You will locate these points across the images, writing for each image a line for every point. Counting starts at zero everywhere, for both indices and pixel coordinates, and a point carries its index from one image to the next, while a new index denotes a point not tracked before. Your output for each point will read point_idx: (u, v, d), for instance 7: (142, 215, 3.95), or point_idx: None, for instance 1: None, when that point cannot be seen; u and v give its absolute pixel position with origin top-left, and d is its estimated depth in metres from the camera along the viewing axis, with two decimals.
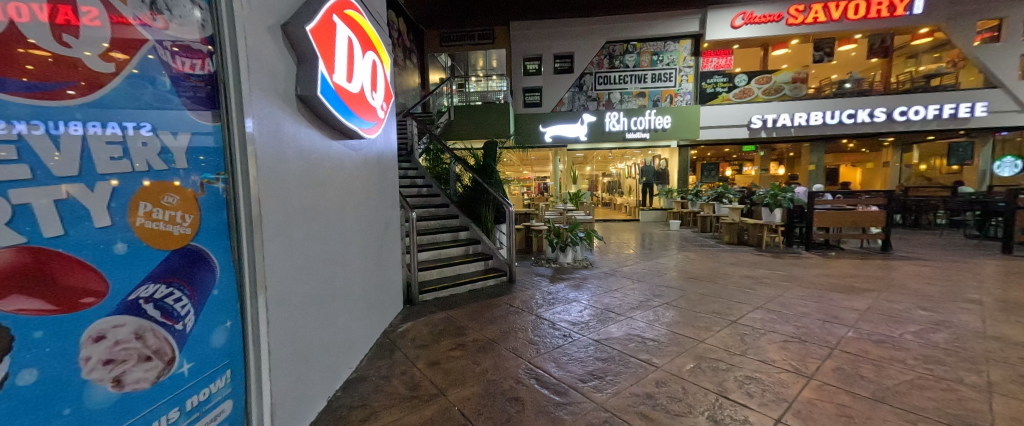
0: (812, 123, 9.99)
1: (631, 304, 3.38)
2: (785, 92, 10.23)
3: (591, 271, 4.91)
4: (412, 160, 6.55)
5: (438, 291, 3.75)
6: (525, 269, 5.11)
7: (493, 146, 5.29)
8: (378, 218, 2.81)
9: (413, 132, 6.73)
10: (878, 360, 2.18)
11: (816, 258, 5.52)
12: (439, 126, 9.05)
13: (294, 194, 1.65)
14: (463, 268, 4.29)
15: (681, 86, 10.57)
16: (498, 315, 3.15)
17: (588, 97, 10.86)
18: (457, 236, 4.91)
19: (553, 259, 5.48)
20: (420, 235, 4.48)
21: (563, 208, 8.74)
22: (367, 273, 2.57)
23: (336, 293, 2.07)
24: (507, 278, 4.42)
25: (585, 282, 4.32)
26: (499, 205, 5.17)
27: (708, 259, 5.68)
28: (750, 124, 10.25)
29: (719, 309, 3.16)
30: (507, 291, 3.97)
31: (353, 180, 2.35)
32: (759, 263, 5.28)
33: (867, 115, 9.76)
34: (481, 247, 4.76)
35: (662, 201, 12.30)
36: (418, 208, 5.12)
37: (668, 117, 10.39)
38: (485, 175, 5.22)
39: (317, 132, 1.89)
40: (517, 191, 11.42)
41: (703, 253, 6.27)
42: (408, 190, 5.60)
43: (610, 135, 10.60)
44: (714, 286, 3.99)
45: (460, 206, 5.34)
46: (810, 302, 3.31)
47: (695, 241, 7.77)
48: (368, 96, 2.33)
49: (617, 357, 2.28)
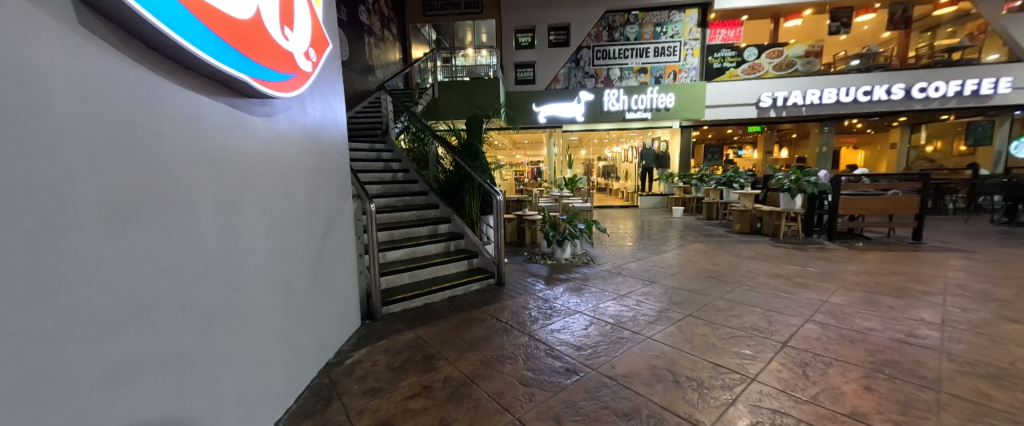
0: (825, 101, 9.22)
1: (647, 316, 2.72)
2: (797, 67, 9.45)
3: (594, 270, 4.23)
4: (389, 142, 5.83)
5: (408, 301, 3.03)
6: (516, 266, 4.42)
7: (478, 122, 4.47)
8: (314, 213, 2.08)
9: (389, 109, 5.95)
10: (1012, 413, 1.55)
11: (842, 251, 4.92)
12: (422, 104, 8.20)
13: (83, 180, 0.90)
14: (441, 269, 3.59)
15: (686, 61, 9.76)
16: (482, 336, 2.46)
17: (585, 73, 10.02)
18: (437, 231, 4.21)
19: (550, 254, 4.80)
20: (390, 230, 3.77)
21: (559, 195, 8.07)
22: (297, 290, 1.88)
23: (219, 335, 1.35)
24: (494, 281, 3.70)
25: (587, 284, 3.64)
26: (485, 192, 4.40)
27: (723, 251, 5.05)
28: (759, 103, 9.48)
29: (759, 325, 2.51)
30: (495, 298, 3.27)
31: (260, 160, 1.61)
32: (781, 256, 4.67)
33: (883, 92, 9.06)
34: (464, 244, 4.06)
35: (662, 186, 11.69)
36: (390, 196, 4.43)
37: (672, 95, 9.63)
38: (469, 156, 4.40)
39: (152, 77, 1.12)
40: (509, 176, 10.69)
41: (715, 244, 5.65)
42: (381, 176, 4.98)
43: (610, 115, 9.85)
44: (741, 289, 3.34)
45: (441, 195, 4.61)
46: (867, 313, 2.69)
47: (701, 229, 7.18)
48: (272, 30, 1.54)
49: (644, 412, 1.61)
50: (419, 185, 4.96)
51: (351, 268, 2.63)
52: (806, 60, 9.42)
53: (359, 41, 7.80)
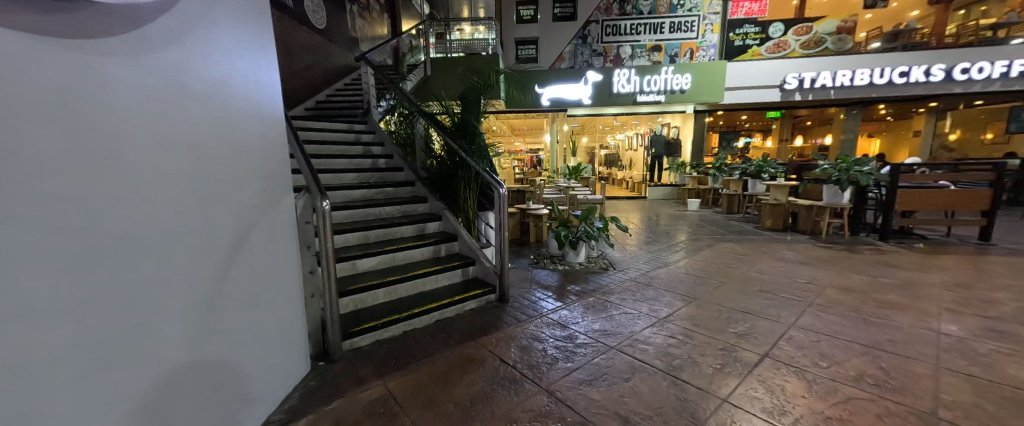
0: (857, 83, 8.42)
1: (709, 355, 1.99)
2: (827, 45, 8.62)
3: (616, 279, 3.47)
4: (370, 123, 5.01)
5: (382, 331, 2.27)
6: (521, 274, 3.67)
7: (475, 96, 3.59)
8: (207, 211, 1.31)
9: (371, 84, 5.09)
10: None
11: (904, 253, 4.18)
12: (411, 81, 7.38)
13: None
14: (427, 282, 2.82)
15: (704, 37, 8.95)
16: (484, 394, 1.72)
17: (593, 51, 9.26)
18: (424, 231, 3.43)
19: (561, 257, 4.05)
20: (364, 231, 3.00)
21: (565, 186, 7.36)
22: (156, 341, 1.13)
23: None
24: (496, 298, 2.93)
25: (612, 299, 2.88)
26: (485, 184, 3.57)
27: (762, 254, 4.29)
28: (784, 85, 8.66)
29: (873, 375, 1.79)
30: (498, 321, 2.53)
31: (48, 128, 0.87)
32: (835, 260, 3.96)
33: (921, 73, 8.25)
34: (458, 247, 3.31)
35: (673, 176, 10.92)
36: (369, 188, 3.64)
37: (688, 75, 8.82)
38: (463, 137, 3.56)
39: None
40: (508, 164, 9.84)
41: (748, 244, 4.89)
42: (360, 162, 4.18)
43: (619, 97, 9.08)
44: (815, 311, 2.58)
45: (430, 186, 3.80)
46: (1010, 353, 1.97)
47: (724, 225, 6.48)
48: None
49: None
50: (404, 173, 4.15)
51: (299, 291, 1.86)
52: (837, 37, 8.58)
53: (340, 10, 6.83)
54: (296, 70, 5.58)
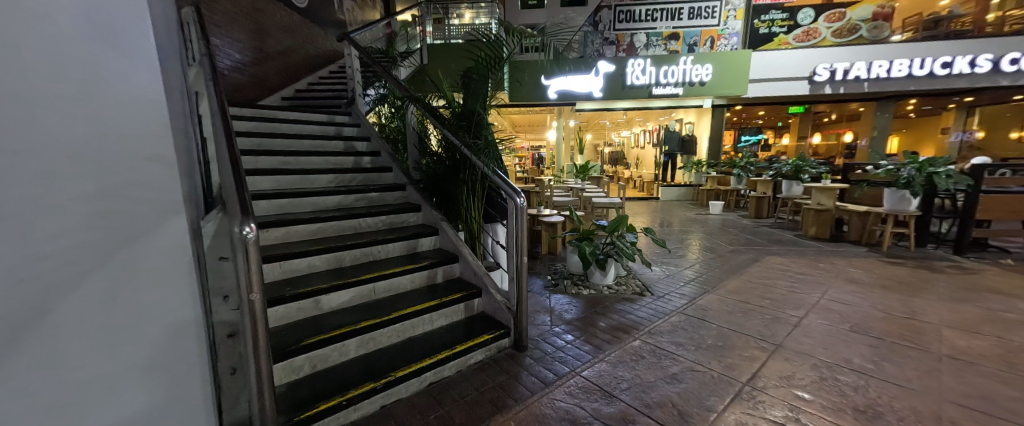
0: (893, 75, 7.74)
1: None
2: (861, 33, 7.93)
3: (659, 310, 2.74)
4: (355, 114, 4.27)
5: (348, 411, 1.56)
6: (536, 301, 2.94)
7: (482, 80, 2.80)
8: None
9: (356, 69, 4.34)
10: None
11: (995, 272, 3.47)
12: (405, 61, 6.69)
13: None
14: (417, 324, 2.09)
15: (726, 24, 8.27)
16: None
17: (604, 39, 8.57)
18: (416, 249, 2.70)
19: (585, 278, 3.32)
20: (332, 252, 2.27)
21: (576, 187, 6.64)
22: None
23: None
24: (509, 343, 2.21)
25: (666, 346, 2.17)
26: (494, 190, 2.82)
27: (823, 272, 3.58)
28: (814, 76, 8.02)
29: None
30: (515, 387, 1.81)
31: None
32: (917, 281, 3.27)
33: (966, 64, 7.55)
34: (458, 270, 2.60)
35: (687, 176, 10.21)
36: (347, 193, 2.90)
37: (708, 66, 8.11)
38: (465, 129, 2.80)
39: None
40: (511, 162, 9.12)
41: (797, 257, 4.19)
42: (341, 161, 3.41)
43: (633, 90, 8.37)
44: (953, 370, 1.89)
45: (424, 192, 3.06)
46: None
47: (756, 231, 5.80)
48: None
49: None
50: (393, 174, 3.41)
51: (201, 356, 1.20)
52: (872, 24, 7.90)
53: None
54: (269, 52, 4.82)
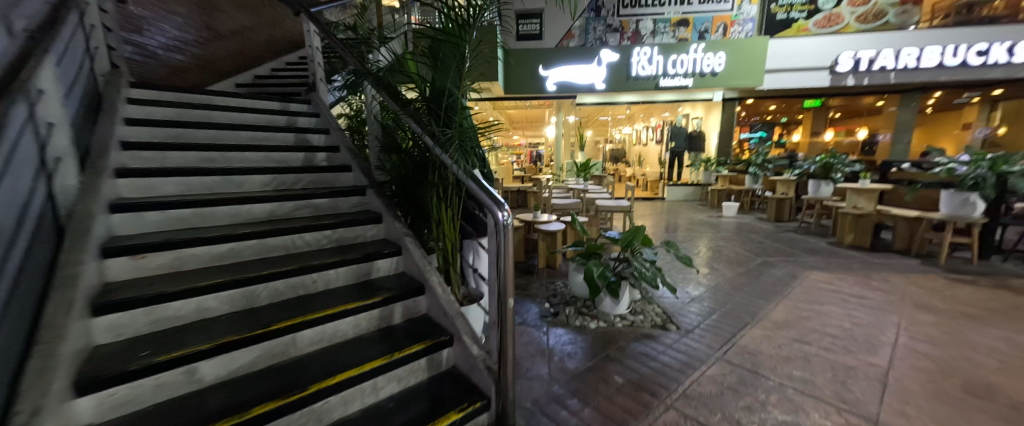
0: (923, 64, 7.08)
1: None
2: (888, 18, 7.27)
3: (693, 353, 2.08)
4: (316, 102, 3.57)
5: None
6: (530, 338, 2.29)
7: (444, 41, 2.02)
8: None
9: (318, 48, 3.62)
10: None
11: None
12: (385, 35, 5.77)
13: None
14: (352, 396, 1.43)
15: (741, 10, 7.62)
16: None
17: (608, 26, 7.86)
18: (369, 275, 2.03)
19: (593, 304, 2.66)
20: (237, 288, 1.59)
21: (579, 186, 5.99)
22: None
23: None
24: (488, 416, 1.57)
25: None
26: (471, 192, 2.12)
27: (881, 294, 2.93)
28: (836, 65, 7.42)
29: None
30: None
31: None
32: (1007, 309, 2.63)
33: (1004, 52, 6.87)
34: (426, 305, 1.95)
35: (695, 175, 9.57)
36: (284, 199, 2.22)
37: (722, 54, 7.43)
38: (434, 114, 2.10)
39: None
40: (507, 160, 8.42)
41: (841, 271, 3.56)
42: (286, 158, 2.71)
43: (638, 82, 7.69)
44: None
45: (386, 198, 2.40)
46: None
47: (781, 237, 5.17)
48: None
49: None
50: (353, 174, 2.73)
51: None
52: (900, 9, 7.24)
53: None
54: (220, 30, 4.11)
